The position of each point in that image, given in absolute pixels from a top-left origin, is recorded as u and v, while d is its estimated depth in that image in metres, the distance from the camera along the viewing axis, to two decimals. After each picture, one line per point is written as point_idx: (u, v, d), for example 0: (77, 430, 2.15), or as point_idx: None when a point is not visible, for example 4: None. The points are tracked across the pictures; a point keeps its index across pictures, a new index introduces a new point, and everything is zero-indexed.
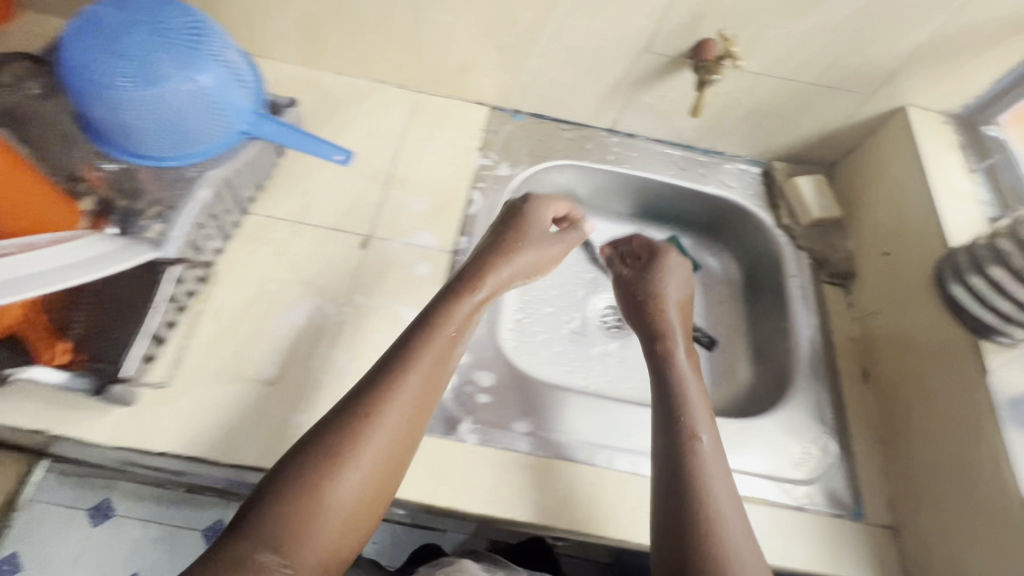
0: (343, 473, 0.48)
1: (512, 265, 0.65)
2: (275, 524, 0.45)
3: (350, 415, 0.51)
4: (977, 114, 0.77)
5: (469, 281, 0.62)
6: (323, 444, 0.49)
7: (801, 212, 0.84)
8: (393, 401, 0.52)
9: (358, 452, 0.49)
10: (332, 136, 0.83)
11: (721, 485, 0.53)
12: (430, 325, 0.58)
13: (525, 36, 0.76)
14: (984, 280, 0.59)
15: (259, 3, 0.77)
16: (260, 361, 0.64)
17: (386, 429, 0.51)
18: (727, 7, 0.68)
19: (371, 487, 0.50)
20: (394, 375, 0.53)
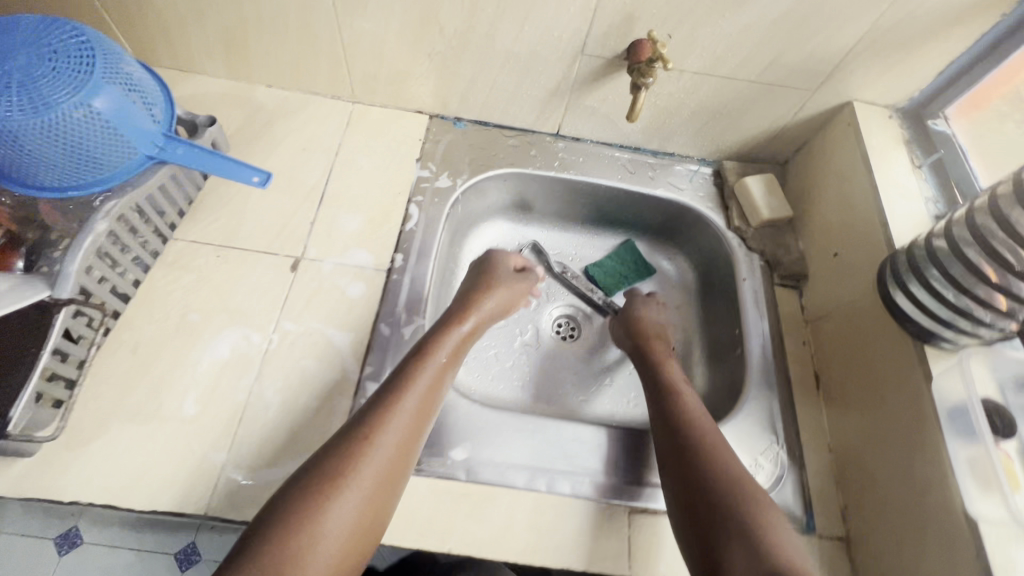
0: (349, 489, 0.48)
1: (490, 300, 0.72)
2: (280, 548, 0.44)
3: (356, 434, 0.52)
4: (922, 106, 0.75)
5: (454, 317, 0.68)
6: (329, 462, 0.49)
7: (751, 213, 0.82)
8: (393, 414, 0.54)
9: (364, 462, 0.50)
10: (263, 152, 0.80)
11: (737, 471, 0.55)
12: (424, 351, 0.61)
13: (455, 42, 0.73)
14: (925, 282, 0.56)
15: (174, 17, 0.73)
16: (180, 397, 0.61)
17: (388, 440, 0.52)
18: (658, 7, 0.65)
19: (376, 497, 0.49)
20: (397, 394, 0.55)
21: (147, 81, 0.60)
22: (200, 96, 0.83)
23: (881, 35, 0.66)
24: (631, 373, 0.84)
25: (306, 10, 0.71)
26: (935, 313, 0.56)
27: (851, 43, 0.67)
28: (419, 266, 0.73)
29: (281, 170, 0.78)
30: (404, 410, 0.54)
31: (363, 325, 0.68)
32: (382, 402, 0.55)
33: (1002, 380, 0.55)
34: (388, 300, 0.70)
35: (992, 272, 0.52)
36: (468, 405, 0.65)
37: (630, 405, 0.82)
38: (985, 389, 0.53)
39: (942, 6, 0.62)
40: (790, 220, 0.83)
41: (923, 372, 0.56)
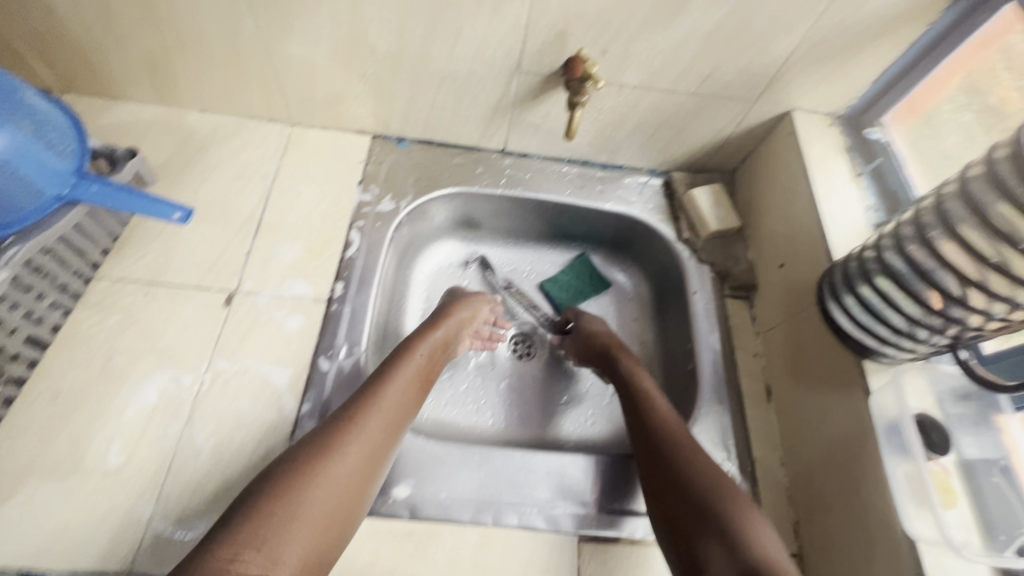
0: (328, 466, 0.50)
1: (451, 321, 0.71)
2: (259, 524, 0.45)
3: (335, 422, 0.54)
4: (862, 113, 0.75)
5: (429, 324, 0.70)
6: (309, 445, 0.52)
7: (700, 225, 0.81)
8: (374, 410, 0.57)
9: (345, 450, 0.52)
10: (195, 181, 0.76)
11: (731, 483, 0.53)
12: (403, 351, 0.65)
13: (388, 63, 0.71)
14: (874, 291, 0.55)
15: (90, 44, 0.70)
16: (104, 447, 0.58)
17: (369, 433, 0.55)
18: (590, 24, 0.64)
19: (354, 484, 0.52)
20: (377, 385, 0.59)
21: (54, 118, 0.58)
22: (128, 124, 0.79)
23: (816, 45, 0.66)
24: (589, 390, 0.83)
25: (229, 34, 0.68)
26: (875, 332, 0.56)
27: (787, 53, 0.67)
28: (360, 295, 0.71)
29: (215, 199, 0.75)
30: (383, 401, 0.58)
31: (301, 360, 0.66)
32: (361, 397, 0.58)
33: (939, 391, 0.55)
34: (328, 332, 0.68)
35: (933, 299, 0.51)
36: (413, 438, 0.63)
37: (588, 423, 0.80)
38: (921, 403, 0.53)
39: (872, 17, 0.62)
40: (739, 230, 0.83)
41: (864, 387, 0.57)
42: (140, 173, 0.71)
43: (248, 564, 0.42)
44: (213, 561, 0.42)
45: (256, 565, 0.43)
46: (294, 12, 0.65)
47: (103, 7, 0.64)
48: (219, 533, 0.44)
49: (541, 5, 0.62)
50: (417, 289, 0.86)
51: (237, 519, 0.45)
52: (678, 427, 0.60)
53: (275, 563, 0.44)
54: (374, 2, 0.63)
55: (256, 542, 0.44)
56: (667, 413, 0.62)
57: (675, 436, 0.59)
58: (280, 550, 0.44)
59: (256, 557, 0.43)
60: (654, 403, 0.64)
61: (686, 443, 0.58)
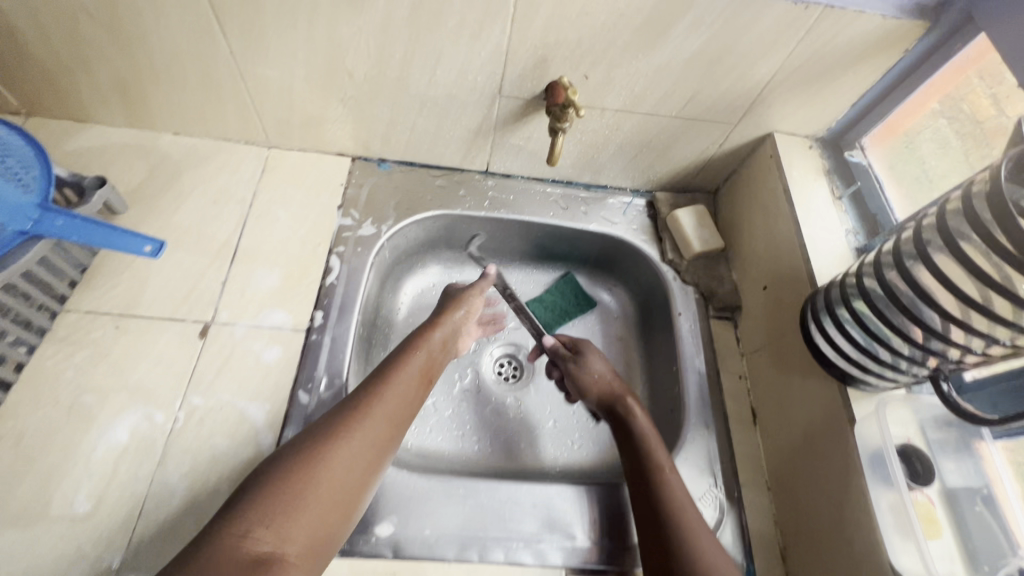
0: (336, 449, 0.53)
1: (433, 336, 0.69)
2: (269, 504, 0.48)
3: (344, 409, 0.57)
4: (841, 135, 0.76)
5: (433, 319, 0.72)
6: (319, 429, 0.55)
7: (684, 246, 0.81)
8: (380, 401, 0.59)
9: (351, 438, 0.55)
10: (168, 207, 0.74)
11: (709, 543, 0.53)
12: (410, 343, 0.67)
13: (367, 87, 0.69)
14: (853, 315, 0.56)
15: (55, 67, 0.67)
16: (71, 493, 0.55)
17: (374, 421, 0.57)
18: (571, 50, 0.63)
19: (359, 469, 0.54)
20: (385, 374, 0.62)
21: (30, 155, 0.58)
22: (97, 147, 0.76)
23: (796, 70, 0.66)
24: (576, 413, 0.82)
25: (202, 58, 0.66)
26: (858, 360, 0.56)
27: (767, 78, 0.67)
28: (341, 323, 0.69)
29: (189, 226, 0.73)
30: (390, 390, 0.60)
31: (280, 394, 0.64)
32: (370, 385, 0.61)
33: (921, 420, 0.55)
34: (307, 364, 0.66)
35: (913, 331, 0.51)
36: (396, 471, 0.62)
37: (575, 447, 0.79)
38: (902, 431, 0.54)
39: (850, 44, 0.62)
40: (722, 251, 0.83)
41: (847, 416, 0.57)
42: (110, 202, 0.69)
43: (259, 541, 0.45)
44: (227, 536, 0.45)
45: (266, 542, 0.46)
46: (269, 37, 0.63)
47: (68, 31, 0.62)
48: (233, 507, 0.48)
49: (522, 31, 0.61)
50: (400, 312, 0.84)
51: (250, 496, 0.49)
52: (680, 497, 0.57)
53: (285, 540, 0.47)
54: (351, 28, 0.61)
55: (267, 520, 0.47)
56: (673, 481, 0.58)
57: (677, 507, 0.56)
58: (290, 528, 0.47)
59: (266, 535, 0.46)
60: (658, 462, 0.59)
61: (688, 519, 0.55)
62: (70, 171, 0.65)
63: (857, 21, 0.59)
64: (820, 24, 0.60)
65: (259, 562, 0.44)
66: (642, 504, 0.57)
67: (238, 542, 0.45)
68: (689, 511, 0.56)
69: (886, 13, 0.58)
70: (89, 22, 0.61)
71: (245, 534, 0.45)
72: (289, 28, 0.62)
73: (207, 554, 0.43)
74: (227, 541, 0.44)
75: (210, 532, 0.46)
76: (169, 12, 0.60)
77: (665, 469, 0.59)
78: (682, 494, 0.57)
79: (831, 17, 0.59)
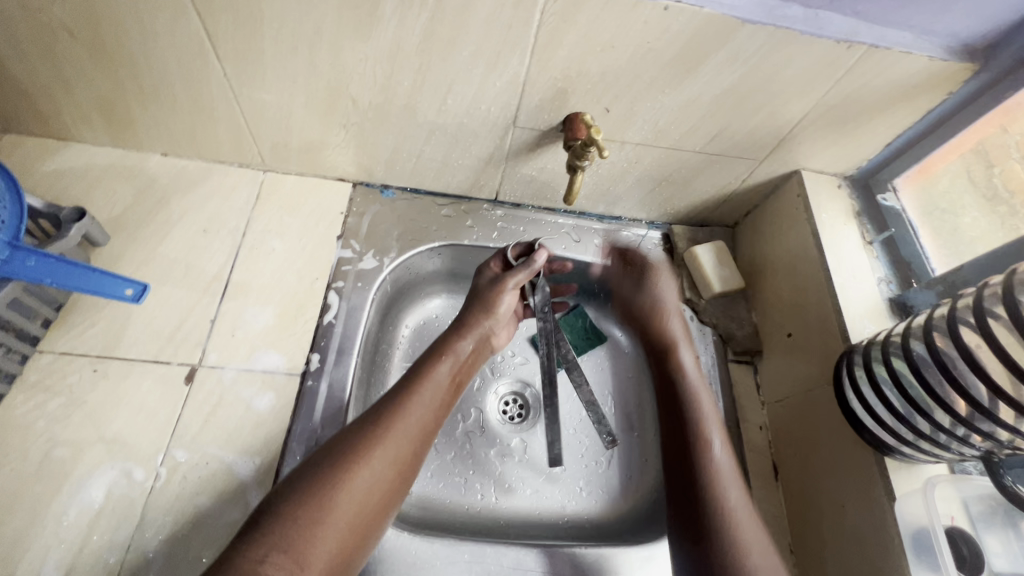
0: (359, 470, 0.50)
1: (467, 339, 0.65)
2: (286, 529, 0.45)
3: (370, 422, 0.53)
4: (871, 175, 0.72)
5: (465, 318, 0.67)
6: (340, 448, 0.51)
7: (702, 284, 0.78)
8: (405, 413, 0.55)
9: (373, 454, 0.51)
10: (155, 236, 0.69)
11: (741, 503, 0.57)
12: (444, 346, 0.63)
13: (372, 114, 0.65)
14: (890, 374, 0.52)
15: (33, 85, 0.62)
16: (38, 563, 0.50)
17: (400, 435, 0.53)
18: (594, 82, 0.59)
19: (381, 489, 0.51)
20: (412, 385, 0.57)
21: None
22: (78, 169, 0.71)
23: (832, 109, 0.62)
24: (584, 457, 0.77)
25: (193, 80, 0.61)
26: (893, 427, 0.53)
27: (800, 116, 0.63)
28: (340, 367, 0.65)
29: (177, 258, 0.68)
30: (417, 402, 0.56)
31: (271, 447, 0.59)
32: (396, 394, 0.57)
33: (964, 497, 0.52)
34: (301, 414, 0.61)
35: (958, 403, 0.47)
36: (398, 534, 0.59)
37: (583, 495, 0.75)
38: (947, 510, 0.51)
39: (892, 84, 0.58)
40: (742, 290, 0.79)
41: (885, 490, 0.53)
42: (89, 233, 0.64)
43: (275, 566, 0.43)
44: (243, 560, 0.42)
45: (284, 566, 0.43)
46: (266, 61, 0.58)
47: (44, 49, 0.57)
48: (252, 528, 0.45)
49: (542, 63, 0.56)
50: (402, 347, 0.79)
51: (269, 518, 0.46)
52: (722, 462, 0.60)
53: (302, 566, 0.44)
54: (357, 54, 0.57)
55: (284, 544, 0.44)
56: (717, 446, 0.61)
57: (717, 474, 0.59)
58: (307, 553, 0.45)
59: (283, 558, 0.43)
60: (707, 431, 0.62)
61: (725, 485, 0.58)
62: (47, 202, 0.62)
63: (902, 61, 0.55)
64: (862, 64, 0.55)
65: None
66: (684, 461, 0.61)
67: (255, 568, 0.42)
68: (729, 477, 0.59)
69: (933, 55, 0.55)
70: (69, 39, 0.56)
71: (261, 562, 0.42)
72: (289, 52, 0.57)
73: None
74: (243, 568, 0.42)
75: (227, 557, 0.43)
76: (158, 32, 0.55)
77: (714, 440, 0.61)
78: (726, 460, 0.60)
79: (875, 57, 0.55)
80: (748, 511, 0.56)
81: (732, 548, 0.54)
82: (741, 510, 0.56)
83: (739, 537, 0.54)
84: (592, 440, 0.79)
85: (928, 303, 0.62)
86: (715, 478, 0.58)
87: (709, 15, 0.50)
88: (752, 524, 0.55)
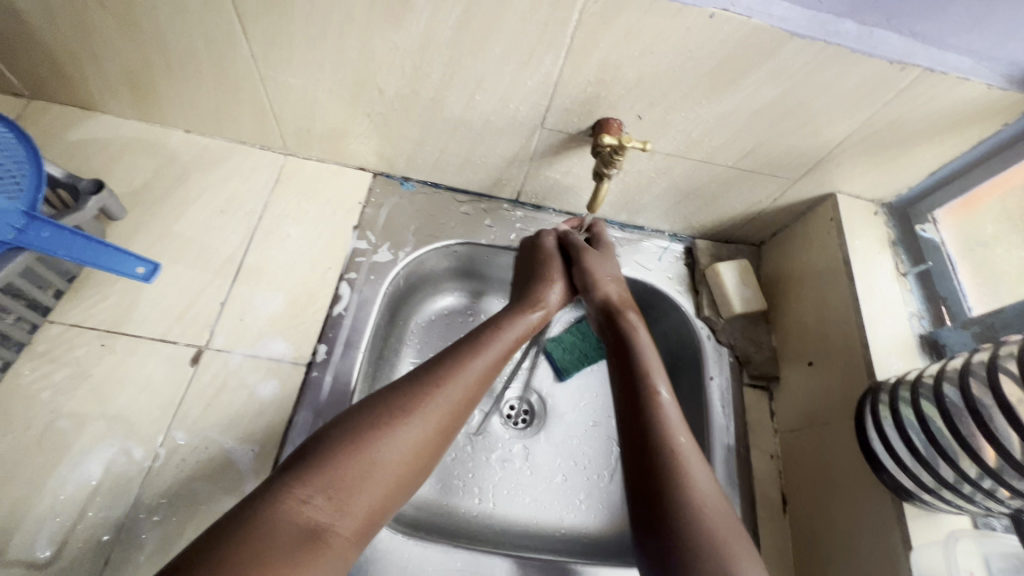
0: (406, 424, 0.46)
1: (536, 308, 0.62)
2: (330, 475, 0.42)
3: (417, 381, 0.49)
4: (910, 204, 0.70)
5: (533, 288, 0.63)
6: (378, 406, 0.47)
7: (722, 303, 0.75)
8: (460, 376, 0.51)
9: (424, 410, 0.47)
10: (171, 213, 0.68)
11: (702, 478, 0.47)
12: (496, 324, 0.58)
13: (397, 104, 0.63)
14: (916, 417, 0.50)
15: (61, 53, 0.61)
16: (32, 535, 0.50)
17: (452, 396, 0.49)
18: (626, 89, 0.57)
19: (423, 447, 0.46)
20: (464, 353, 0.53)
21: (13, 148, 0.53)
22: (101, 140, 0.70)
23: (876, 132, 0.59)
24: (586, 469, 0.76)
25: (219, 58, 0.60)
26: (914, 472, 0.50)
27: (841, 137, 0.60)
28: (346, 360, 0.64)
29: (192, 238, 0.67)
30: (471, 371, 0.52)
31: (271, 436, 0.58)
32: (449, 357, 0.53)
33: (986, 552, 0.50)
34: (304, 404, 0.60)
35: (989, 454, 0.44)
36: (391, 536, 0.58)
37: (581, 508, 0.73)
38: (968, 566, 0.49)
39: (942, 111, 0.55)
40: (763, 312, 0.76)
41: (902, 537, 0.51)
42: (106, 207, 0.64)
43: (315, 509, 0.40)
44: (288, 497, 0.40)
45: (323, 512, 0.40)
46: (294, 42, 0.57)
47: (74, 17, 0.56)
48: (293, 467, 0.42)
49: (575, 64, 0.54)
50: (410, 341, 0.78)
51: (308, 460, 0.43)
52: (680, 436, 0.49)
53: (342, 514, 0.41)
54: (387, 43, 0.55)
55: (328, 487, 0.41)
56: (667, 404, 0.52)
57: (676, 454, 0.48)
58: (350, 502, 0.42)
59: (325, 504, 0.41)
60: (651, 376, 0.54)
61: (688, 465, 0.48)
62: (67, 172, 0.62)
63: (957, 87, 0.52)
64: (913, 87, 0.53)
65: (313, 535, 0.39)
66: (646, 452, 0.49)
67: (297, 507, 0.40)
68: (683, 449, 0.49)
69: (992, 83, 0.52)
70: (99, 11, 0.55)
71: (298, 505, 0.40)
72: (317, 35, 0.55)
73: (265, 516, 0.38)
74: (287, 504, 0.39)
75: (261, 496, 0.40)
76: (187, 8, 0.54)
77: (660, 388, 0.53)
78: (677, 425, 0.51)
79: (929, 81, 0.51)
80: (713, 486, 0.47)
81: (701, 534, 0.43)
82: (706, 490, 0.46)
83: (711, 524, 0.44)
84: (596, 453, 0.77)
85: (961, 343, 0.59)
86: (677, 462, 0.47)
87: (757, 25, 0.48)
88: (722, 508, 0.46)
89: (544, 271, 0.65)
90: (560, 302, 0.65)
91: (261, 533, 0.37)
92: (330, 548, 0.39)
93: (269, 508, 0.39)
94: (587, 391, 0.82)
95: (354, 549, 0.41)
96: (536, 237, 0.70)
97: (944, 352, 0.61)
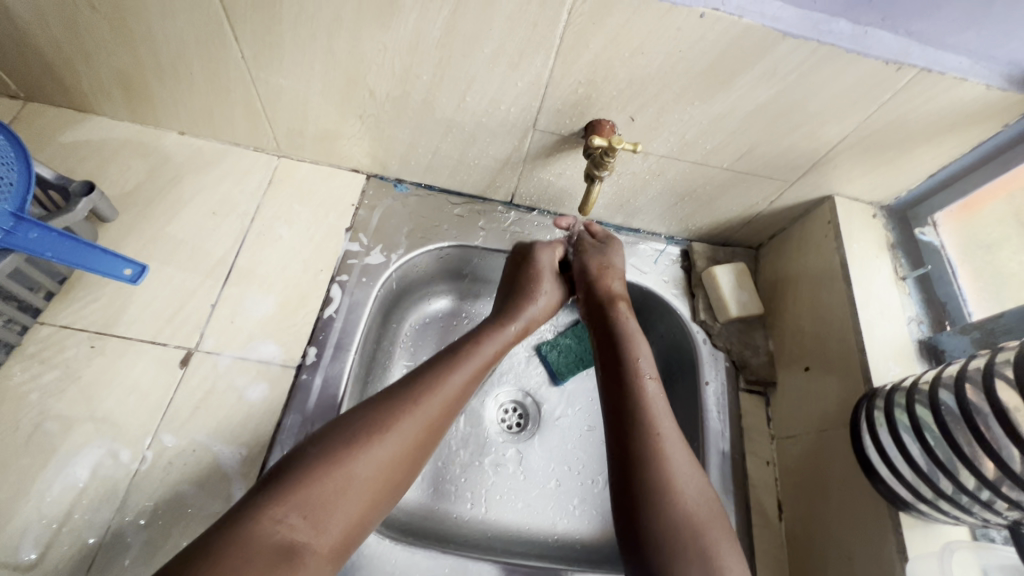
0: (382, 441, 0.45)
1: (515, 323, 0.61)
2: (305, 494, 0.41)
3: (397, 396, 0.49)
4: (911, 206, 0.68)
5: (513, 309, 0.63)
6: (357, 422, 0.46)
7: (719, 307, 0.74)
8: (438, 391, 0.50)
9: (397, 426, 0.47)
10: (164, 215, 0.68)
11: (687, 470, 0.49)
12: (475, 339, 0.58)
13: (389, 106, 0.63)
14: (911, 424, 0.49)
15: (54, 55, 0.61)
16: (18, 538, 0.50)
17: (430, 412, 0.49)
18: (619, 90, 0.56)
19: (397, 463, 0.46)
20: (445, 368, 0.52)
21: None
22: (96, 142, 0.70)
23: (872, 134, 0.58)
24: (580, 474, 0.75)
25: (211, 61, 0.60)
26: (912, 483, 0.49)
27: (837, 139, 0.59)
28: (336, 363, 0.64)
29: (184, 239, 0.67)
30: (449, 385, 0.51)
31: (259, 439, 0.58)
32: (432, 368, 0.52)
33: (985, 564, 0.49)
34: (293, 407, 0.60)
35: (986, 464, 0.43)
36: (380, 541, 0.57)
37: (575, 514, 0.72)
38: None
39: (940, 113, 0.54)
40: (760, 316, 0.75)
41: (897, 548, 0.51)
42: (97, 208, 0.64)
43: (293, 527, 0.40)
44: (263, 518, 0.39)
45: (300, 532, 0.40)
46: (284, 43, 0.56)
47: (65, 19, 0.56)
48: (268, 485, 0.42)
49: (566, 65, 0.54)
50: (403, 344, 0.78)
51: (283, 478, 0.42)
52: (664, 426, 0.51)
53: (318, 530, 0.41)
54: (376, 44, 0.55)
55: (304, 506, 0.41)
56: (652, 389, 0.54)
57: (659, 440, 0.50)
58: (327, 518, 0.41)
59: (301, 522, 0.40)
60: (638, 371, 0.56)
61: (669, 451, 0.49)
62: (57, 173, 0.62)
63: (954, 88, 0.51)
64: (910, 88, 0.52)
65: (289, 554, 0.39)
66: (628, 436, 0.51)
67: (272, 526, 0.39)
68: (669, 441, 0.50)
69: (990, 83, 0.51)
70: (90, 13, 0.55)
71: (275, 524, 0.39)
72: (306, 36, 0.55)
73: (240, 536, 0.38)
74: (261, 524, 0.39)
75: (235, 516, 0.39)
76: (177, 9, 0.54)
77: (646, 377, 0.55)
78: (664, 414, 0.52)
79: (925, 82, 0.51)
80: (694, 476, 0.49)
81: (684, 522, 0.46)
82: (687, 474, 0.49)
83: (690, 509, 0.47)
84: (591, 457, 0.77)
85: (959, 350, 0.58)
86: (657, 447, 0.49)
87: (748, 25, 0.47)
88: (700, 490, 0.48)
89: (529, 283, 0.65)
90: (541, 315, 0.65)
91: (237, 551, 0.37)
92: (306, 564, 0.39)
93: (244, 528, 0.39)
94: (583, 395, 0.81)
95: (332, 565, 0.41)
96: (526, 246, 0.70)
97: (943, 359, 0.59)
